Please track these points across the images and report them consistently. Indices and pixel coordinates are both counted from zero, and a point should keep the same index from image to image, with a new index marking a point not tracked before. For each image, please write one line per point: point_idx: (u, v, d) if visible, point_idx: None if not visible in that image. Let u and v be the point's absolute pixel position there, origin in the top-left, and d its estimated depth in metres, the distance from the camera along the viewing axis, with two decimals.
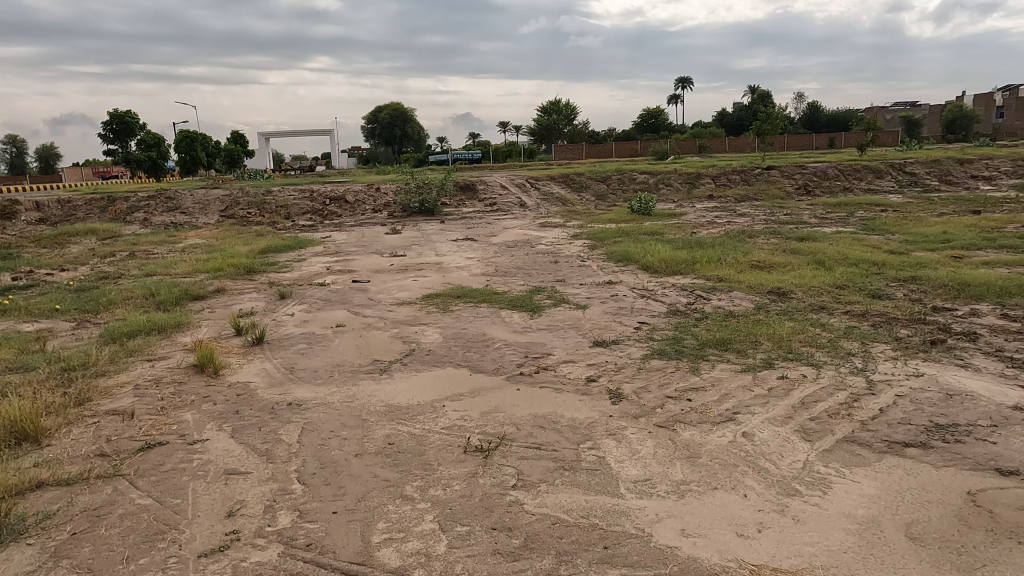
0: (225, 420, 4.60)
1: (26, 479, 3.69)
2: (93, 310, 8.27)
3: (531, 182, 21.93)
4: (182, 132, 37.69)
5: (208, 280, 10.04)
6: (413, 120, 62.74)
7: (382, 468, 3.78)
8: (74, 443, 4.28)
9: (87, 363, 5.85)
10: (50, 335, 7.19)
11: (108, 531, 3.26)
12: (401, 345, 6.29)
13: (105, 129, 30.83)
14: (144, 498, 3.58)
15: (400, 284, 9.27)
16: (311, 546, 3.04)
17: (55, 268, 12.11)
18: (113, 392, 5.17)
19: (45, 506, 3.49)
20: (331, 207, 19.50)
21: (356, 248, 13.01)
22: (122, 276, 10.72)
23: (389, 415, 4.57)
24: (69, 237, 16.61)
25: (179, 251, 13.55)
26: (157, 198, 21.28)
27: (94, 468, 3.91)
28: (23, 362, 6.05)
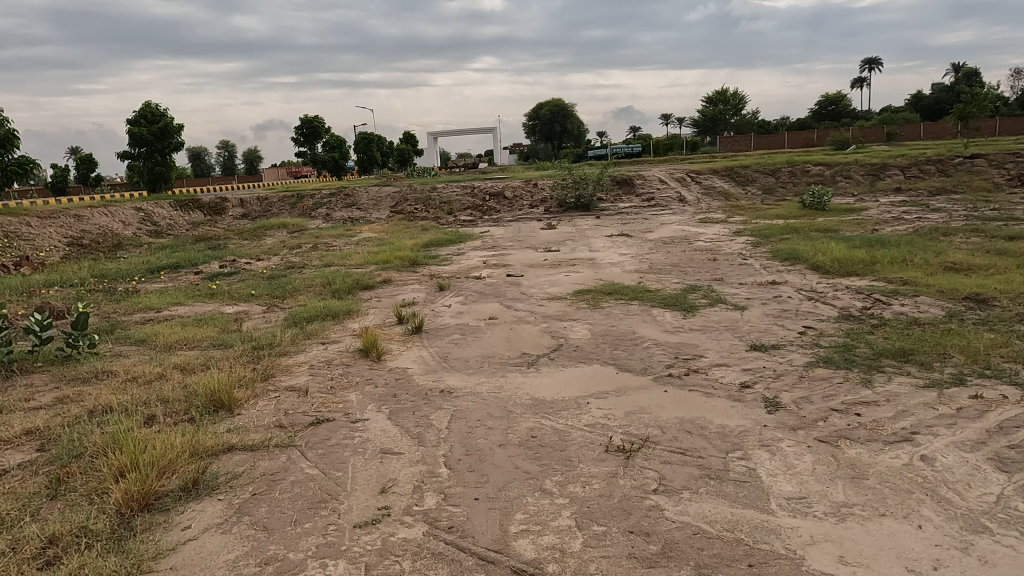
0: (384, 402, 4.95)
1: (220, 442, 4.26)
2: (281, 296, 9.29)
3: (692, 176, 21.22)
4: (362, 134, 41.21)
5: (377, 271, 10.85)
6: (574, 115, 63.36)
7: (524, 460, 3.85)
8: (259, 413, 4.85)
9: (273, 343, 6.60)
10: (246, 317, 8.19)
11: (281, 495, 3.64)
12: (550, 340, 6.36)
13: (297, 133, 34.55)
14: (311, 468, 3.95)
15: (552, 279, 9.37)
16: (453, 529, 3.18)
17: (254, 257, 13.76)
18: (292, 370, 5.78)
19: (234, 467, 4.00)
20: (491, 203, 20.20)
21: (512, 243, 13.36)
22: (306, 266, 11.91)
23: (534, 408, 4.65)
24: (266, 230, 18.78)
25: (354, 244, 14.78)
26: (339, 196, 23.37)
27: (272, 437, 4.40)
28: (224, 340, 6.95)
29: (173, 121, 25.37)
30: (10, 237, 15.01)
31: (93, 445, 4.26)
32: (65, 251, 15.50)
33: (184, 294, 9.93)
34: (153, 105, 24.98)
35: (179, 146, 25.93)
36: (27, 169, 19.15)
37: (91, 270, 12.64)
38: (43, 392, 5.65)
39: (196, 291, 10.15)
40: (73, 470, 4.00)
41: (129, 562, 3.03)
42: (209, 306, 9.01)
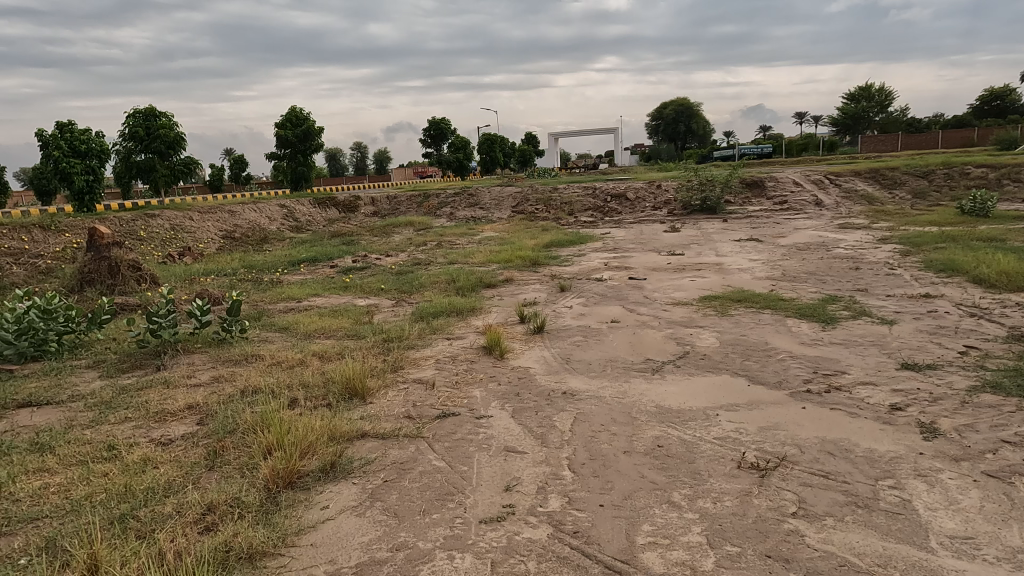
0: (507, 400, 5.01)
1: (355, 429, 4.49)
2: (408, 291, 9.67)
3: (830, 179, 19.88)
4: (485, 135, 42.24)
5: (499, 269, 11.03)
6: (700, 115, 61.35)
7: (650, 470, 3.74)
8: (389, 403, 5.07)
9: (402, 336, 6.87)
10: (377, 310, 8.60)
11: (410, 484, 3.77)
12: (676, 346, 6.15)
13: (425, 135, 36.00)
14: (438, 461, 4.06)
15: (677, 283, 9.10)
16: (579, 534, 3.13)
17: (384, 253, 14.45)
18: (420, 363, 5.99)
19: (366, 454, 4.20)
20: (612, 204, 19.98)
21: (634, 245, 13.12)
22: (431, 263, 12.34)
23: (660, 416, 4.51)
24: (395, 227, 19.67)
25: (477, 242, 15.11)
26: (463, 195, 24.05)
27: (402, 427, 4.57)
28: (357, 330, 7.34)
29: (315, 124, 27.25)
30: (176, 229, 16.72)
31: (244, 423, 4.64)
32: (220, 243, 17.05)
33: (321, 286, 10.59)
34: (298, 110, 26.96)
35: (319, 148, 27.80)
36: (191, 169, 21.27)
37: (242, 261, 13.82)
38: (202, 371, 6.24)
39: (332, 283, 10.80)
40: (228, 444, 4.38)
41: (276, 535, 3.24)
42: (344, 299, 9.55)
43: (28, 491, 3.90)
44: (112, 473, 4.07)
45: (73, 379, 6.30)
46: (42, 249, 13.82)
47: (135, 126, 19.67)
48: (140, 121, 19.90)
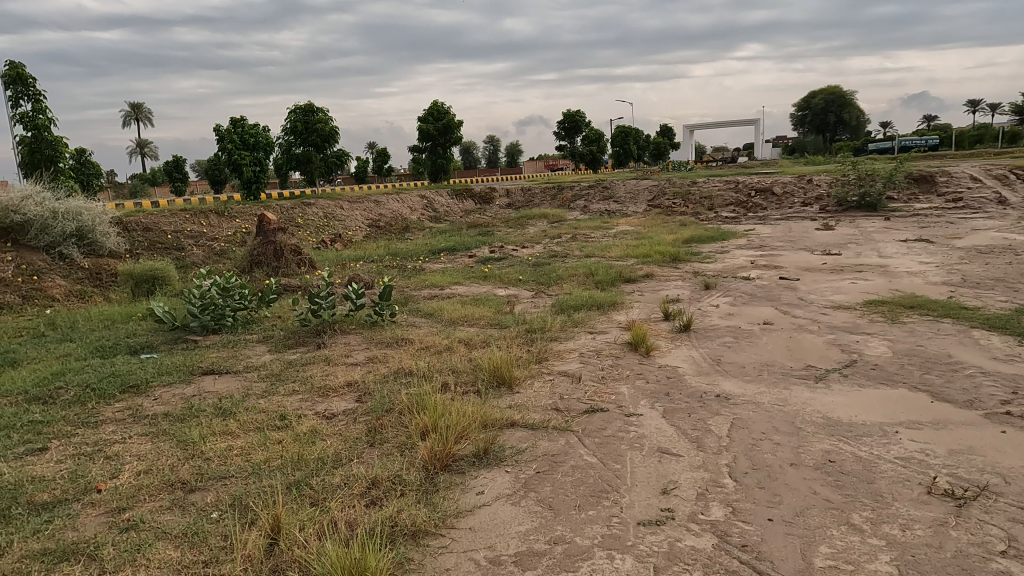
0: (657, 400, 4.85)
1: (505, 417, 4.53)
2: (546, 282, 9.70)
3: (1017, 174, 17.60)
4: (620, 128, 41.66)
5: (638, 264, 10.79)
6: (854, 104, 56.66)
7: (824, 487, 3.45)
8: (536, 394, 5.07)
9: (544, 327, 6.88)
10: (517, 300, 8.69)
11: (564, 478, 3.74)
12: (840, 353, 5.67)
13: (560, 127, 36.09)
14: (590, 456, 3.99)
15: (836, 285, 8.42)
16: (747, 548, 2.95)
17: (519, 244, 14.64)
18: (564, 356, 5.96)
19: (517, 443, 4.22)
20: (756, 199, 18.96)
21: (783, 243, 12.34)
22: (568, 256, 12.31)
23: (830, 429, 4.16)
24: (529, 219, 19.87)
25: (613, 236, 14.89)
26: (597, 188, 23.85)
27: (551, 419, 4.55)
28: (500, 320, 7.45)
29: (454, 118, 28.23)
30: (328, 217, 17.92)
31: (400, 404, 4.84)
32: (366, 231, 18.07)
33: (462, 275, 10.90)
34: (440, 104, 28.01)
35: (458, 141, 28.74)
36: (343, 161, 22.72)
37: (388, 248, 14.56)
38: (358, 351, 6.60)
39: (472, 273, 11.08)
40: (386, 423, 4.58)
41: (437, 516, 3.33)
42: (484, 288, 9.76)
43: (215, 451, 4.30)
44: (285, 441, 4.39)
45: (247, 351, 6.91)
46: (217, 232, 15.35)
47: (295, 121, 21.30)
48: (299, 117, 21.50)
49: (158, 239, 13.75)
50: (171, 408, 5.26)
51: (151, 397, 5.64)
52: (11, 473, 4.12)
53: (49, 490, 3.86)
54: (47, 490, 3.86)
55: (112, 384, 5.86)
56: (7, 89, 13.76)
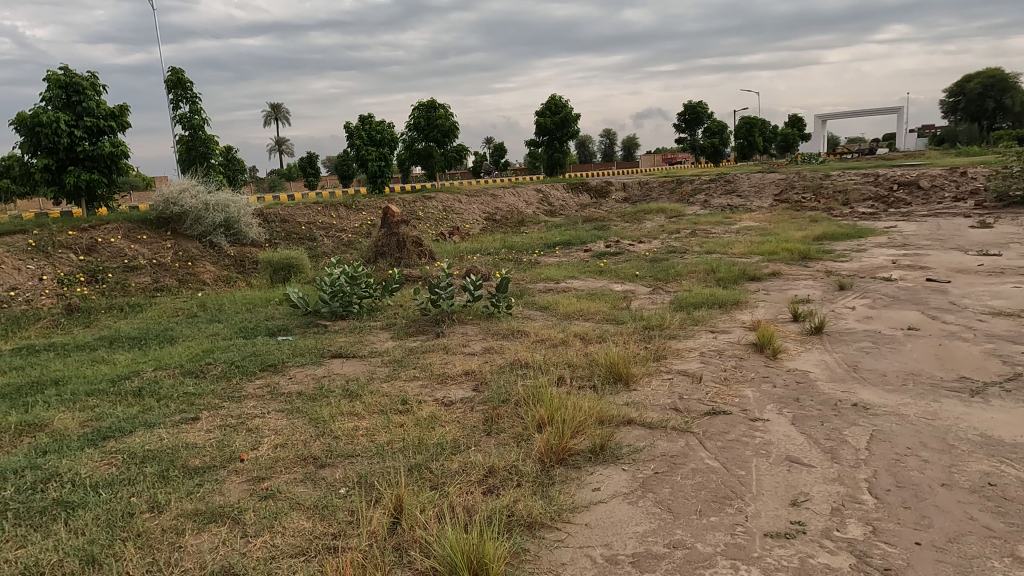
0: (786, 405, 4.57)
1: (621, 414, 4.45)
2: (664, 279, 9.46)
3: None
4: (745, 119, 39.81)
5: (764, 262, 10.26)
6: (1018, 88, 49.98)
7: (983, 512, 3.10)
8: (654, 392, 4.94)
9: (663, 324, 6.70)
10: (634, 296, 8.52)
11: (684, 480, 3.60)
12: (1000, 366, 5.08)
13: (681, 119, 35.07)
14: (712, 460, 3.83)
15: (995, 289, 7.56)
16: (891, 572, 2.70)
17: (636, 239, 14.37)
18: (683, 355, 5.77)
19: (634, 441, 4.13)
20: (898, 194, 17.47)
21: (930, 241, 11.27)
22: (687, 252, 11.93)
23: (989, 449, 3.73)
24: (645, 214, 19.45)
25: (736, 232, 14.24)
26: (718, 182, 22.94)
27: (669, 419, 4.42)
28: (616, 315, 7.34)
29: (572, 111, 28.14)
30: (448, 210, 18.46)
31: (516, 395, 4.88)
32: (483, 225, 18.44)
33: (578, 269, 10.85)
34: (557, 98, 28.03)
35: (575, 134, 28.65)
36: (462, 155, 23.29)
37: (504, 241, 14.78)
38: (475, 341, 6.75)
39: (587, 267, 11.00)
40: (502, 413, 4.63)
41: (552, 509, 3.32)
42: (600, 283, 9.64)
43: (343, 431, 4.54)
44: (407, 424, 4.55)
45: (371, 337, 7.24)
46: (346, 224, 16.25)
47: (418, 117, 22.08)
48: (422, 113, 22.29)
49: (293, 230, 14.77)
50: (303, 388, 5.63)
51: (286, 376, 6.06)
52: (170, 438, 4.58)
53: (200, 456, 4.24)
54: (199, 456, 4.25)
55: (253, 363, 6.34)
56: (170, 92, 15.25)
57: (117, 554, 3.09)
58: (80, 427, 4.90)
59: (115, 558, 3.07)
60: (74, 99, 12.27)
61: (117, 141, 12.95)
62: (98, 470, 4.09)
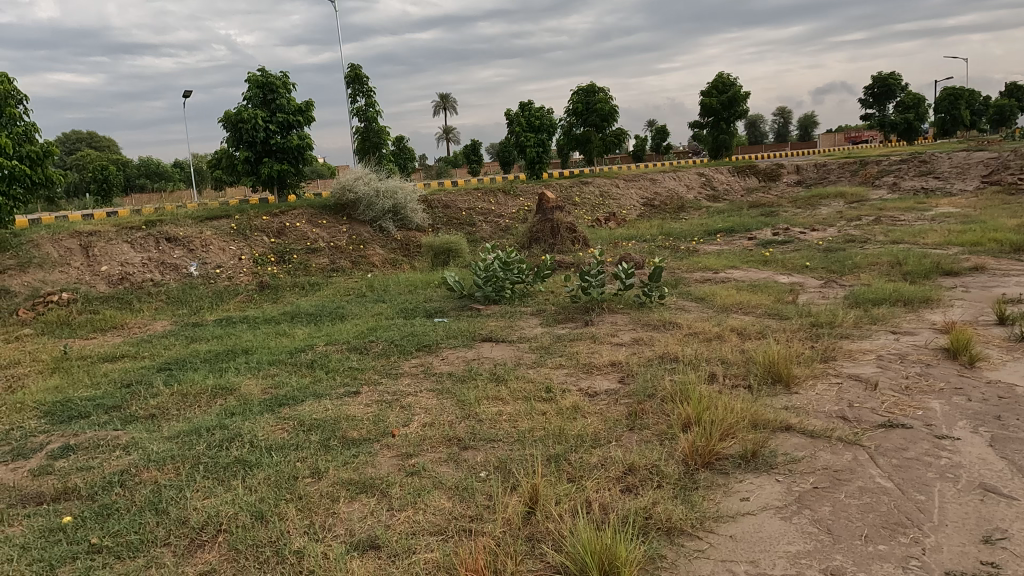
0: (983, 423, 3.93)
1: (779, 419, 4.10)
2: (839, 271, 8.61)
3: None
4: (948, 90, 35.12)
5: (963, 254, 8.97)
6: None
7: None
8: (818, 397, 4.50)
9: (834, 322, 6.09)
10: (802, 290, 7.83)
11: (847, 499, 3.23)
12: None
13: (868, 93, 31.71)
14: (884, 479, 3.40)
15: None
16: None
17: (808, 227, 13.23)
18: (856, 357, 5.19)
19: (792, 450, 3.78)
20: None
21: None
22: (869, 241, 10.75)
23: None
24: (821, 199, 17.84)
25: (930, 220, 12.60)
26: (912, 162, 20.44)
27: (835, 428, 3.99)
28: (780, 310, 6.79)
29: (741, 90, 26.52)
30: (604, 195, 18.24)
31: (664, 391, 4.68)
32: (641, 211, 17.99)
33: (740, 258, 10.20)
34: (725, 76, 26.53)
35: (743, 114, 26.98)
36: (621, 139, 22.86)
37: (662, 228, 14.30)
38: (624, 331, 6.58)
39: (751, 256, 10.31)
40: (647, 408, 4.46)
41: (694, 515, 3.13)
42: (763, 274, 8.99)
43: (487, 414, 4.63)
44: (549, 413, 4.54)
45: (521, 323, 7.34)
46: (503, 209, 16.64)
47: (577, 102, 22.05)
48: (581, 98, 22.20)
49: (455, 215, 15.40)
50: (454, 369, 5.83)
51: (439, 357, 6.33)
52: (334, 409, 4.96)
53: (357, 429, 4.54)
54: (357, 428, 4.55)
55: (411, 343, 6.69)
56: (349, 87, 16.50)
57: (281, 514, 3.40)
58: (261, 394, 5.47)
59: (279, 517, 3.38)
60: (269, 97, 13.72)
61: (303, 134, 14.26)
62: (273, 434, 4.53)
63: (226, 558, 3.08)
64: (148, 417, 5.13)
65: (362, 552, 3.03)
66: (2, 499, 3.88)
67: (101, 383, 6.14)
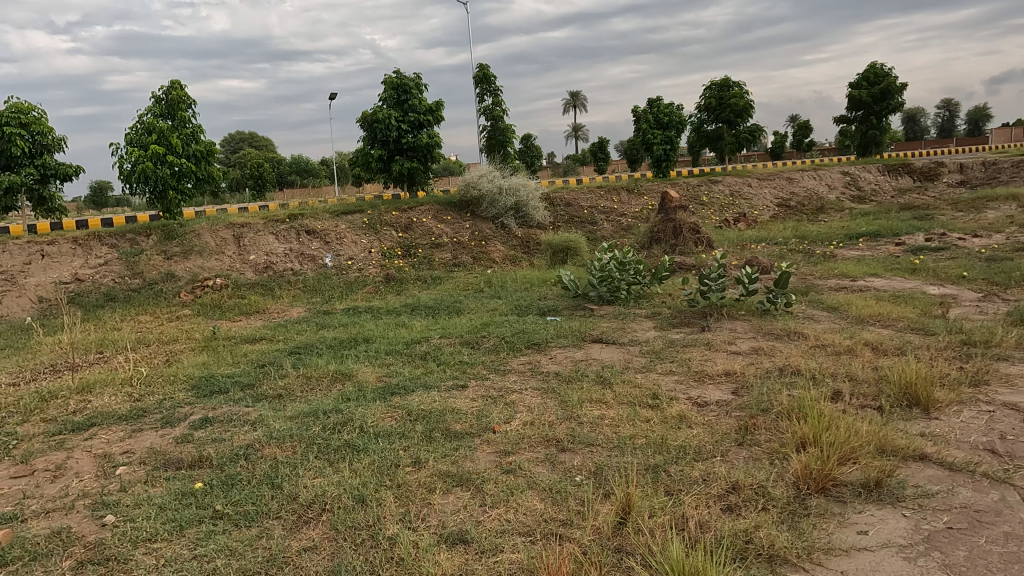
0: None
1: (912, 446, 3.69)
2: (1003, 283, 7.62)
3: None
4: None
5: None
6: None
7: None
8: (963, 425, 3.99)
9: (990, 342, 5.39)
10: (955, 303, 7.01)
11: (988, 545, 2.84)
12: None
13: None
14: None
15: None
16: None
17: (969, 232, 11.84)
18: (1015, 383, 4.56)
19: (925, 483, 3.38)
20: None
21: None
22: None
23: None
24: (988, 201, 15.91)
25: None
26: None
27: (981, 463, 3.52)
28: (926, 325, 6.12)
29: (897, 81, 24.25)
30: (735, 195, 17.40)
31: (780, 406, 4.36)
32: (774, 211, 16.96)
33: (883, 265, 9.33)
34: (878, 66, 24.37)
35: (898, 107, 24.66)
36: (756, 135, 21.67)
37: (796, 230, 13.40)
38: (743, 339, 6.23)
39: (896, 263, 9.39)
40: (760, 424, 4.18)
41: (801, 545, 2.88)
42: (910, 283, 8.15)
43: (589, 418, 4.55)
44: (653, 421, 4.38)
45: (634, 325, 7.16)
46: (626, 208, 16.33)
47: (710, 97, 21.21)
48: (715, 93, 21.32)
49: (576, 213, 15.33)
50: (561, 369, 5.79)
51: (548, 355, 6.31)
52: (441, 402, 5.09)
53: (461, 422, 4.63)
54: (460, 422, 4.63)
55: (521, 340, 6.74)
56: (478, 87, 16.92)
57: (380, 499, 3.53)
58: (376, 382, 5.73)
59: (378, 502, 3.51)
60: (403, 98, 14.40)
61: (433, 133, 14.78)
62: (382, 422, 4.72)
63: (327, 537, 3.24)
64: (276, 397, 5.54)
65: (450, 545, 3.08)
66: (148, 462, 4.34)
67: (240, 362, 6.72)
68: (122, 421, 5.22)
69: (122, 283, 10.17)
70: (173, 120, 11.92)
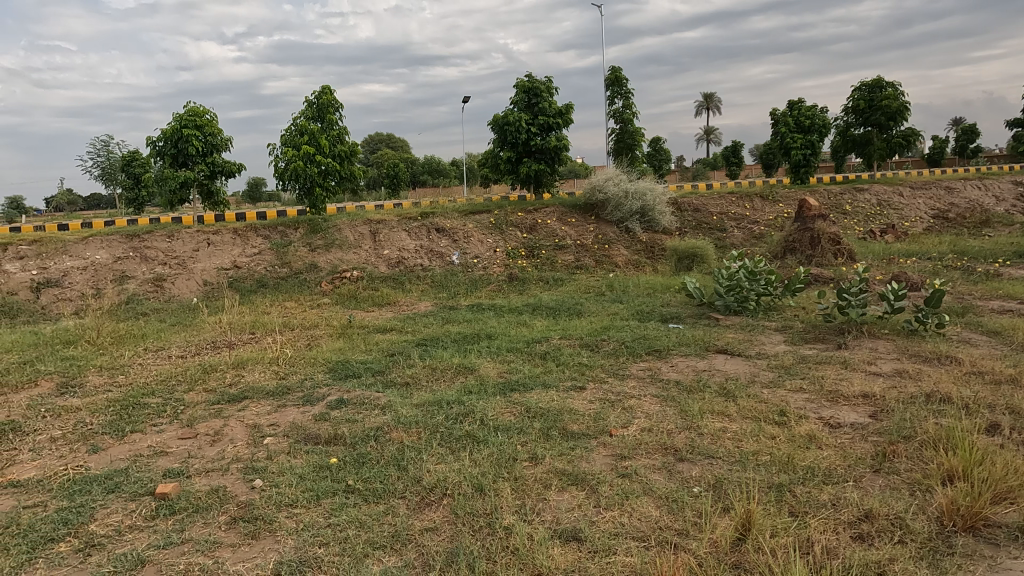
0: None
1: None
2: None
3: None
4: None
5: None
6: None
7: None
8: None
9: None
10: None
11: None
12: None
13: None
14: None
15: None
16: None
17: None
18: None
19: None
20: None
21: None
22: None
23: None
24: None
25: None
26: None
27: None
28: None
29: None
30: (883, 205, 16.11)
31: (925, 434, 4.03)
32: (930, 222, 15.50)
33: None
34: None
35: None
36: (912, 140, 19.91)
37: (954, 245, 12.20)
38: (885, 360, 5.79)
39: None
40: (900, 451, 3.88)
41: None
42: None
43: (710, 429, 4.44)
44: (779, 438, 4.20)
45: (763, 338, 6.86)
46: (759, 216, 15.59)
47: (859, 99, 19.76)
48: (865, 94, 19.83)
49: (705, 219, 14.87)
50: (682, 378, 5.68)
51: (669, 363, 6.21)
52: (559, 401, 5.17)
53: (578, 423, 4.67)
54: (577, 423, 4.68)
55: (642, 345, 6.68)
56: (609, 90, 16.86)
57: (498, 490, 3.66)
58: (497, 377, 5.91)
59: (495, 493, 3.64)
60: (534, 101, 14.65)
61: (562, 136, 14.92)
62: (502, 416, 4.88)
63: (447, 520, 3.41)
64: (403, 384, 5.87)
65: (564, 541, 3.14)
66: (292, 435, 4.77)
67: (373, 350, 7.17)
68: (270, 396, 5.76)
69: (273, 271, 11.15)
70: (322, 122, 12.89)
